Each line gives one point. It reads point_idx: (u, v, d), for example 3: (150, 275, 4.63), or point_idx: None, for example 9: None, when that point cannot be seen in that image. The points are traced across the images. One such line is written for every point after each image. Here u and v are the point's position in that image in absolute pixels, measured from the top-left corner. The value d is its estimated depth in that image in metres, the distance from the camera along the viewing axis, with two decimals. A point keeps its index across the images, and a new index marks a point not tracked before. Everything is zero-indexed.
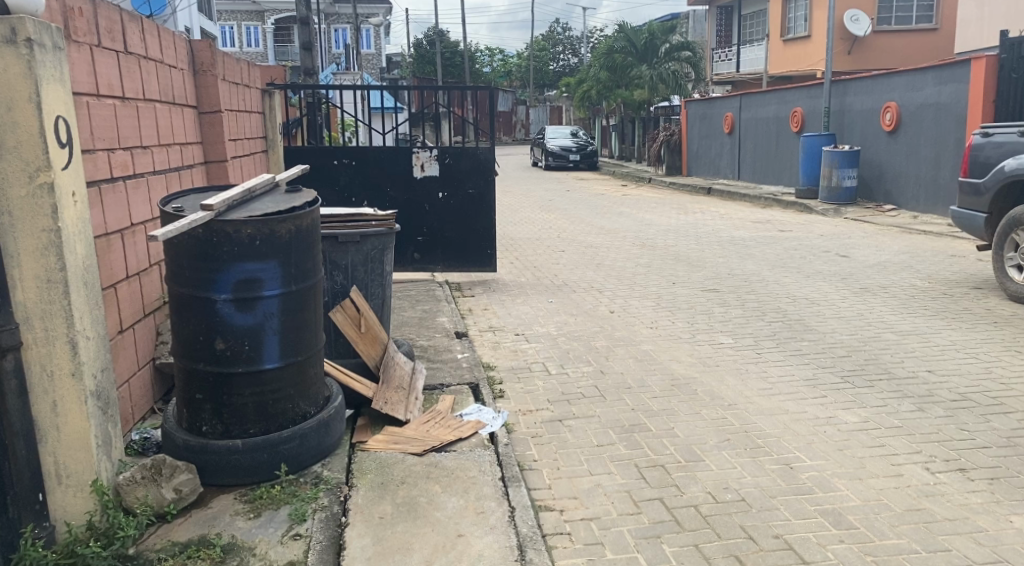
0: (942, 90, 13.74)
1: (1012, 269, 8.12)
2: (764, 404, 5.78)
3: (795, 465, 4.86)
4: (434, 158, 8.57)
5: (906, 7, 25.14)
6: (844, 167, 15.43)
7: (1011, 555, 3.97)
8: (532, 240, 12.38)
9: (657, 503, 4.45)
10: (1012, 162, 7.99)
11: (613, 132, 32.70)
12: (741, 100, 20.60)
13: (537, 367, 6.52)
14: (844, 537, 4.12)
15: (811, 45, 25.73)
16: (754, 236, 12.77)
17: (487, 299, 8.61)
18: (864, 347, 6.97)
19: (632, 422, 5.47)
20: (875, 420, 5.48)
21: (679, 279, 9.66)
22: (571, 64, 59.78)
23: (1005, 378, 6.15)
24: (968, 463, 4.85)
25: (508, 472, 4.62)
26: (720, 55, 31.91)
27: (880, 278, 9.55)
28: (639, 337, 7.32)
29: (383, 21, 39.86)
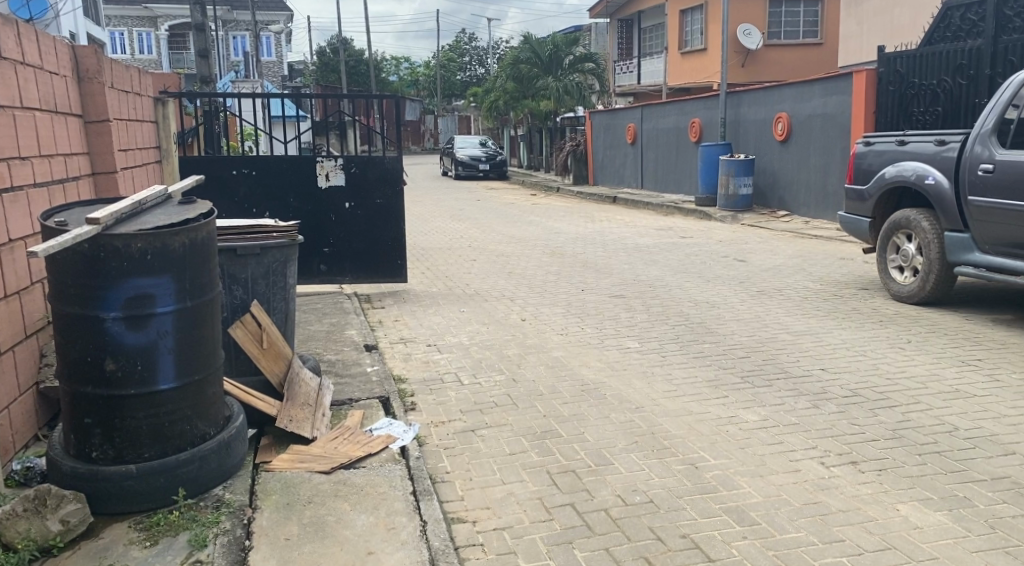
0: (828, 102, 14.25)
1: (895, 270, 8.46)
2: (671, 406, 5.88)
3: (699, 465, 4.95)
4: (340, 168, 8.48)
5: (794, 22, 26.06)
6: (741, 175, 15.89)
7: (899, 542, 4.11)
8: (442, 250, 12.36)
9: (568, 508, 4.47)
10: (891, 170, 8.32)
11: (521, 142, 32.99)
12: (643, 111, 20.98)
13: (448, 377, 6.49)
14: (747, 533, 4.21)
15: (708, 57, 26.40)
16: (656, 243, 13.01)
17: (397, 310, 8.54)
18: (762, 348, 7.17)
19: (544, 429, 5.49)
20: (775, 418, 5.62)
21: (588, 286, 9.76)
22: (478, 74, 60.12)
23: (891, 373, 6.41)
24: (859, 456, 5.02)
25: (420, 485, 4.57)
26: (622, 67, 32.49)
27: (779, 281, 9.85)
28: (551, 344, 7.36)
29: (282, 29, 39.33)
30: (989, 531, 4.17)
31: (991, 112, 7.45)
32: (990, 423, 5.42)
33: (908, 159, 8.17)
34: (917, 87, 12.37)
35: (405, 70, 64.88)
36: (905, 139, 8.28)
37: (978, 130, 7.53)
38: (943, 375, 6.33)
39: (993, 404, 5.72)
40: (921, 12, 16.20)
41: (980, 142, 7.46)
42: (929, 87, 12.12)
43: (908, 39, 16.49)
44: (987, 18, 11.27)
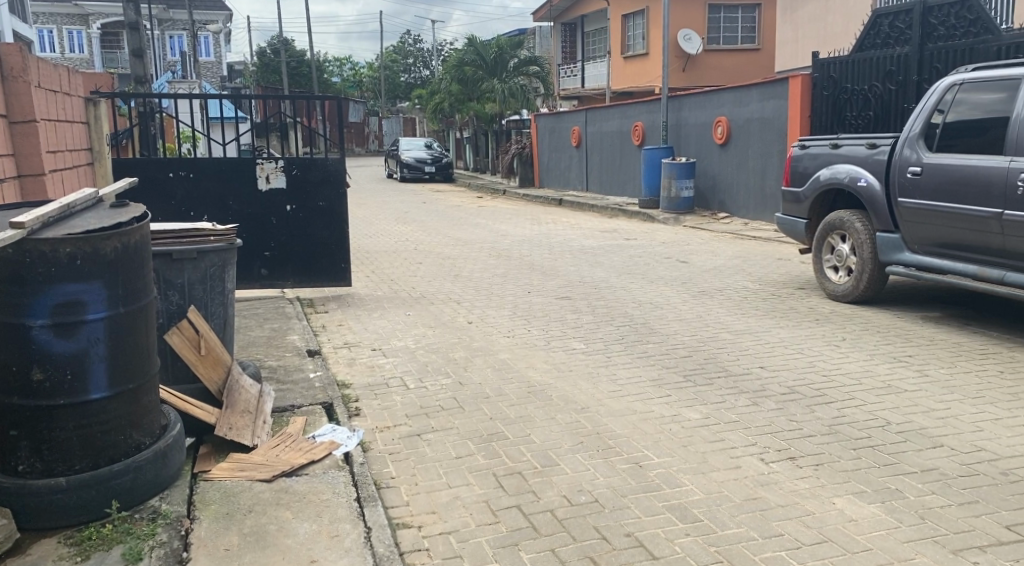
0: (765, 106, 14.48)
1: (830, 270, 8.65)
2: (615, 406, 5.94)
3: (643, 464, 5.01)
4: (281, 169, 8.40)
5: (732, 28, 26.48)
6: (683, 177, 16.11)
7: (835, 535, 4.20)
8: (387, 253, 12.30)
9: (514, 510, 4.49)
10: (825, 172, 8.50)
11: (467, 145, 32.98)
12: (587, 114, 21.13)
13: (393, 382, 6.46)
14: (690, 530, 4.27)
15: (650, 62, 26.70)
16: (600, 245, 13.12)
17: (341, 314, 8.48)
18: (703, 347, 7.27)
19: (490, 431, 5.51)
20: (715, 416, 5.72)
21: (534, 288, 9.80)
22: (423, 76, 60.00)
23: (827, 370, 6.56)
24: (797, 451, 5.13)
25: (364, 491, 4.56)
26: (566, 70, 32.66)
27: (720, 281, 10.00)
28: (497, 346, 7.38)
29: (220, 30, 38.85)
30: (919, 521, 4.29)
31: (918, 117, 7.66)
32: (920, 417, 5.57)
33: (841, 162, 8.36)
34: (850, 92, 12.73)
35: (349, 72, 64.50)
36: (838, 142, 8.47)
37: (906, 134, 7.74)
38: (876, 371, 6.49)
39: (924, 399, 5.89)
40: (852, 20, 16.52)
41: (908, 145, 7.67)
42: (860, 92, 12.53)
43: (841, 45, 16.80)
44: (912, 27, 11.84)
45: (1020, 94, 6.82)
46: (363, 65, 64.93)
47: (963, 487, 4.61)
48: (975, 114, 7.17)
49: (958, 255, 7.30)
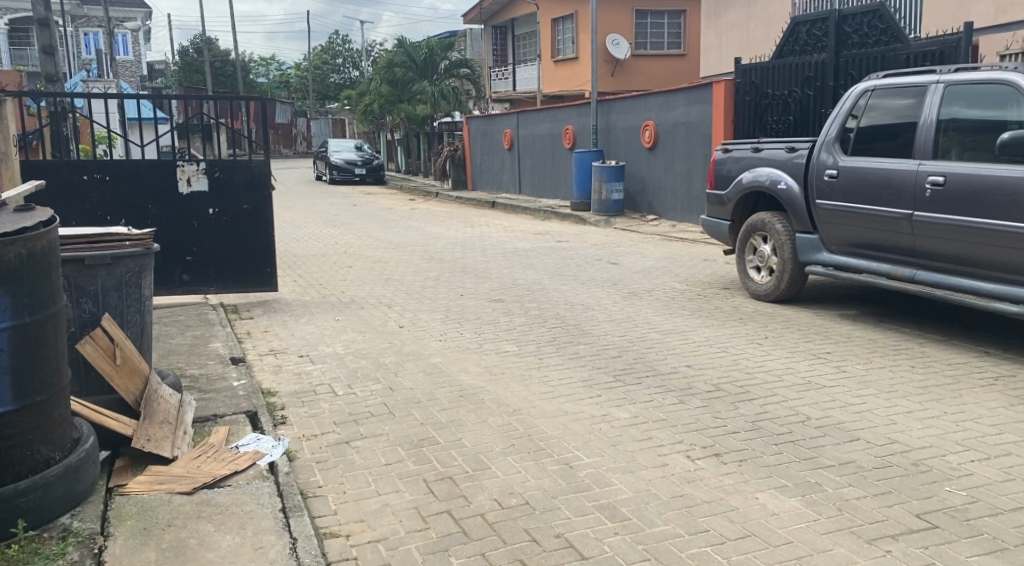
0: (691, 111, 14.69)
1: (753, 270, 8.82)
2: (546, 407, 5.96)
3: (574, 464, 5.04)
4: (203, 171, 8.24)
5: (659, 33, 26.83)
6: (613, 181, 16.29)
7: (758, 529, 4.28)
8: (316, 257, 12.15)
9: (445, 515, 4.47)
10: (747, 175, 8.65)
11: (398, 147, 32.79)
12: (518, 117, 21.20)
13: (321, 389, 6.37)
14: (619, 529, 4.31)
15: (579, 66, 26.92)
16: (533, 247, 13.15)
17: (267, 321, 8.34)
18: (633, 347, 7.35)
19: (421, 437, 5.47)
20: (644, 414, 5.78)
21: (466, 290, 9.78)
22: (352, 77, 59.50)
23: (750, 367, 6.69)
24: (721, 448, 5.21)
25: (290, 502, 4.49)
26: (498, 73, 32.71)
27: (648, 282, 10.11)
28: (428, 350, 7.35)
29: (139, 28, 37.95)
30: (837, 513, 4.40)
31: (834, 121, 7.86)
32: (838, 412, 5.71)
33: (763, 165, 8.52)
34: (771, 97, 13.03)
35: (276, 73, 63.58)
36: (760, 146, 8.64)
37: (824, 138, 7.93)
38: (797, 368, 6.64)
39: (841, 394, 6.04)
40: (772, 27, 16.89)
41: (825, 149, 7.86)
42: (780, 97, 12.82)
43: (762, 51, 17.17)
44: (828, 34, 12.17)
45: (926, 100, 7.04)
46: (292, 66, 64.12)
47: (878, 479, 4.74)
48: (887, 119, 7.38)
49: (873, 256, 7.51)
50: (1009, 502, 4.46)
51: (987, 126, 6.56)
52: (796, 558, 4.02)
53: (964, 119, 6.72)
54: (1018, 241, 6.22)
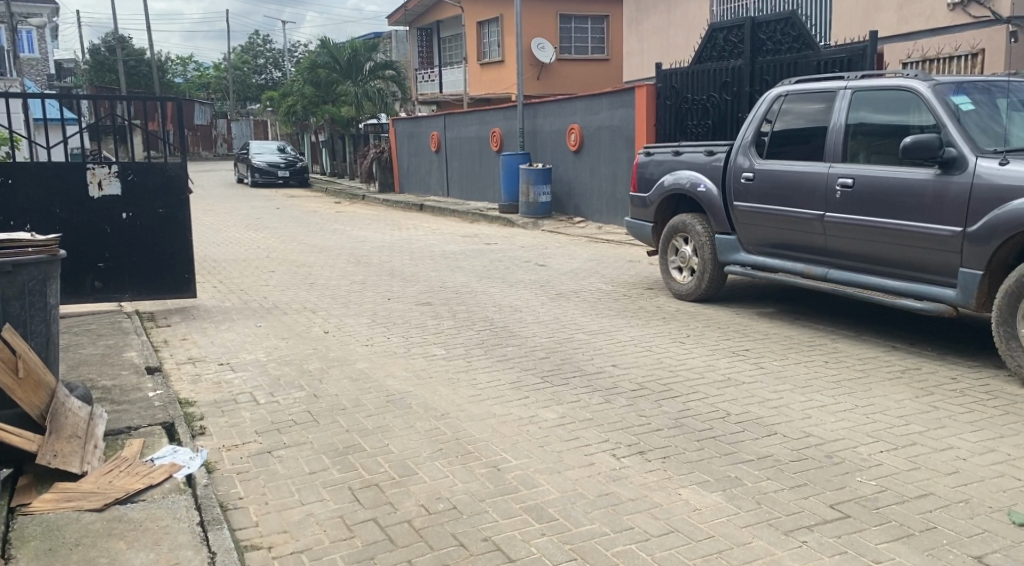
0: (614, 114, 14.81)
1: (675, 271, 8.93)
2: (475, 410, 5.92)
3: (502, 466, 5.01)
4: (115, 175, 7.99)
5: (583, 38, 27.09)
6: (541, 184, 16.32)
7: (681, 524, 4.31)
8: (238, 262, 11.88)
9: (370, 523, 4.40)
10: (669, 178, 8.75)
11: (323, 149, 32.37)
12: (445, 119, 21.15)
13: (242, 398, 6.22)
14: (546, 530, 4.29)
15: (506, 69, 26.98)
16: (462, 250, 13.09)
17: (185, 328, 8.12)
18: (561, 348, 7.36)
19: (346, 444, 5.38)
20: (571, 415, 5.78)
21: (393, 294, 9.68)
22: (275, 79, 58.60)
23: (673, 366, 6.76)
24: (646, 445, 5.24)
25: (208, 515, 4.37)
26: (424, 76, 32.55)
27: (574, 284, 10.16)
28: (354, 356, 7.25)
29: (45, 23, 36.63)
30: (756, 506, 4.46)
31: (750, 126, 8.01)
32: (756, 407, 5.80)
33: (683, 168, 8.63)
34: (690, 102, 13.23)
35: (196, 73, 62.18)
36: (680, 149, 8.75)
37: (741, 141, 8.07)
38: (718, 365, 6.73)
39: (759, 389, 6.14)
40: (692, 33, 17.16)
41: (742, 152, 8.00)
42: (700, 102, 13.05)
43: (682, 56, 17.44)
44: (744, 41, 12.41)
45: (836, 105, 7.22)
46: (212, 65, 62.73)
47: (795, 471, 4.83)
48: (800, 123, 7.53)
49: (788, 255, 7.65)
50: (915, 490, 4.58)
51: (892, 130, 6.76)
52: (717, 552, 4.06)
53: (871, 124, 6.92)
54: (923, 239, 6.40)
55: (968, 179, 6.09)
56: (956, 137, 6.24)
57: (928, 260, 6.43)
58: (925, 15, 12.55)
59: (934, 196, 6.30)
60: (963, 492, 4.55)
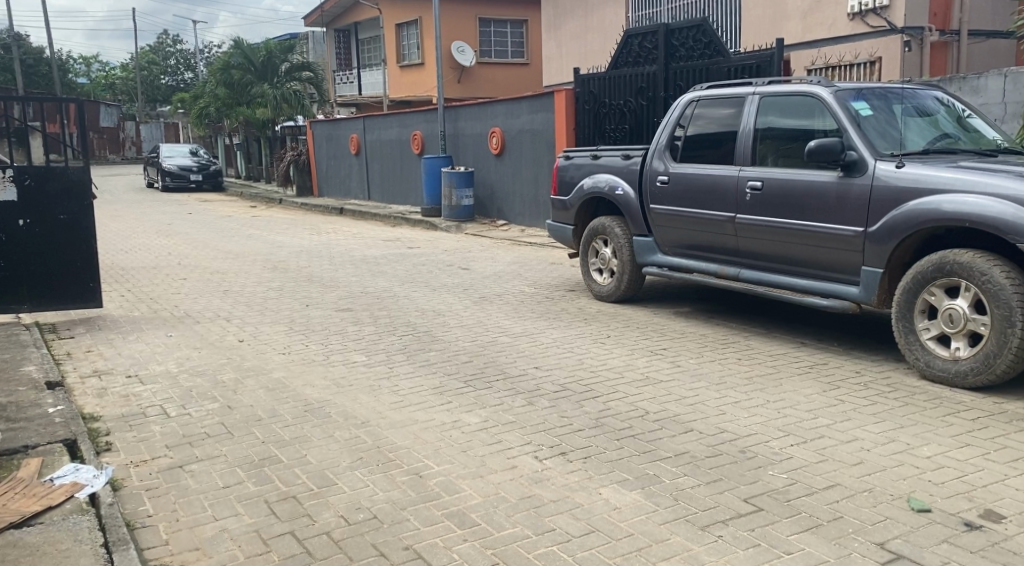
0: (535, 118, 14.84)
1: (596, 273, 8.96)
2: (395, 417, 5.82)
3: (423, 473, 4.93)
4: (10, 180, 7.65)
5: (502, 42, 27.14)
6: (462, 186, 16.28)
7: (601, 524, 4.29)
8: (146, 270, 11.50)
9: (287, 537, 4.27)
10: (588, 181, 8.77)
11: (238, 152, 31.69)
12: (364, 122, 20.92)
13: (151, 411, 5.99)
14: (467, 536, 4.23)
15: (425, 72, 26.83)
16: (383, 255, 12.93)
17: (90, 340, 7.80)
18: (483, 352, 7.30)
19: (262, 456, 5.23)
20: (493, 418, 5.73)
21: (312, 301, 9.49)
22: (187, 80, 57.21)
23: (594, 366, 6.76)
24: (567, 446, 5.22)
25: (113, 535, 4.20)
26: (342, 77, 32.16)
27: (496, 287, 10.12)
28: (270, 365, 7.06)
29: None
30: (673, 503, 4.47)
31: (664, 131, 8.08)
32: (674, 405, 5.84)
33: (602, 172, 8.67)
34: (609, 106, 13.37)
35: (103, 74, 60.25)
36: (598, 154, 8.79)
37: (656, 146, 8.13)
38: (638, 365, 6.76)
39: (678, 388, 6.18)
40: (608, 39, 17.30)
41: (657, 157, 8.06)
42: (617, 106, 13.22)
43: (599, 62, 17.58)
44: (658, 47, 12.56)
45: (745, 110, 7.35)
46: (119, 66, 60.79)
47: (710, 467, 4.86)
48: (712, 127, 7.63)
49: (702, 256, 7.74)
50: (824, 481, 4.65)
51: (798, 135, 6.90)
52: (638, 549, 4.05)
53: (779, 128, 7.05)
54: (828, 239, 6.53)
55: (868, 182, 6.25)
56: (857, 141, 6.41)
57: (834, 261, 6.57)
58: (827, 24, 12.88)
59: (838, 198, 6.43)
60: (867, 481, 4.64)
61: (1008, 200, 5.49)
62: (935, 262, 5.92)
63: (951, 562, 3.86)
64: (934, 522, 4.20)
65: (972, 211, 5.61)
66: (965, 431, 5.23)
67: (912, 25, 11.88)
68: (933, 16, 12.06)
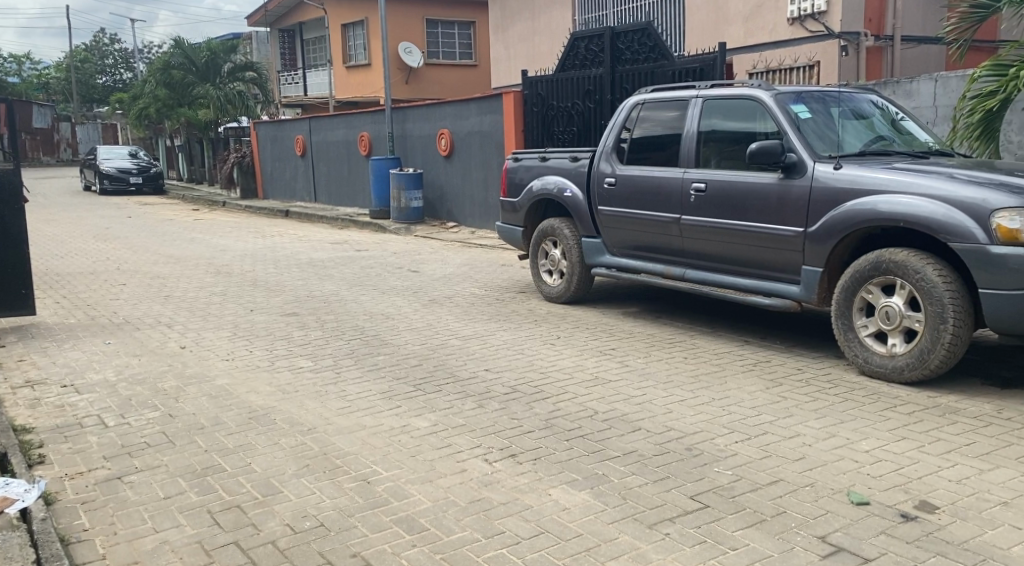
0: (483, 120, 14.80)
1: (545, 274, 8.94)
2: (343, 423, 5.73)
3: (372, 479, 4.85)
4: None
5: (450, 44, 27.10)
6: (411, 188, 16.18)
7: (551, 525, 4.26)
8: (82, 275, 11.21)
9: (231, 547, 4.17)
10: (537, 183, 8.75)
11: (180, 153, 31.16)
12: (310, 123, 20.68)
13: (88, 422, 5.82)
14: (416, 541, 4.16)
15: (372, 73, 26.65)
16: (330, 258, 12.78)
17: (23, 349, 7.57)
18: (433, 355, 7.24)
19: (205, 465, 5.10)
20: (443, 422, 5.67)
21: (256, 305, 9.33)
22: (125, 79, 56.12)
23: (544, 367, 6.74)
24: (517, 448, 5.18)
25: (46, 551, 4.06)
26: (286, 77, 31.82)
27: (445, 289, 10.06)
28: (213, 372, 6.90)
29: None
30: (622, 502, 4.45)
31: (610, 133, 8.09)
32: (622, 405, 5.83)
33: (551, 174, 8.65)
34: (556, 109, 13.39)
35: (37, 74, 58.78)
36: (547, 156, 8.77)
37: (602, 149, 8.14)
38: (587, 365, 6.75)
39: (627, 388, 6.17)
40: (555, 42, 17.34)
41: (604, 159, 8.07)
42: (565, 109, 13.24)
43: (546, 64, 17.61)
44: (604, 50, 12.60)
45: (689, 113, 7.39)
46: (52, 66, 59.31)
47: (658, 466, 4.86)
48: (656, 130, 7.66)
49: (648, 256, 7.76)
50: (768, 477, 4.68)
51: (740, 137, 6.96)
52: (586, 550, 4.02)
53: (722, 131, 7.10)
54: (769, 239, 6.59)
55: (807, 183, 6.32)
56: (797, 144, 6.49)
57: (776, 261, 6.63)
58: (768, 29, 13.05)
59: (779, 199, 6.49)
60: (810, 476, 4.67)
61: (940, 201, 5.59)
62: (871, 261, 6.00)
63: (890, 553, 3.90)
64: (873, 514, 4.24)
65: (906, 212, 5.70)
66: (901, 425, 5.30)
67: (848, 31, 12.08)
68: (869, 22, 12.25)
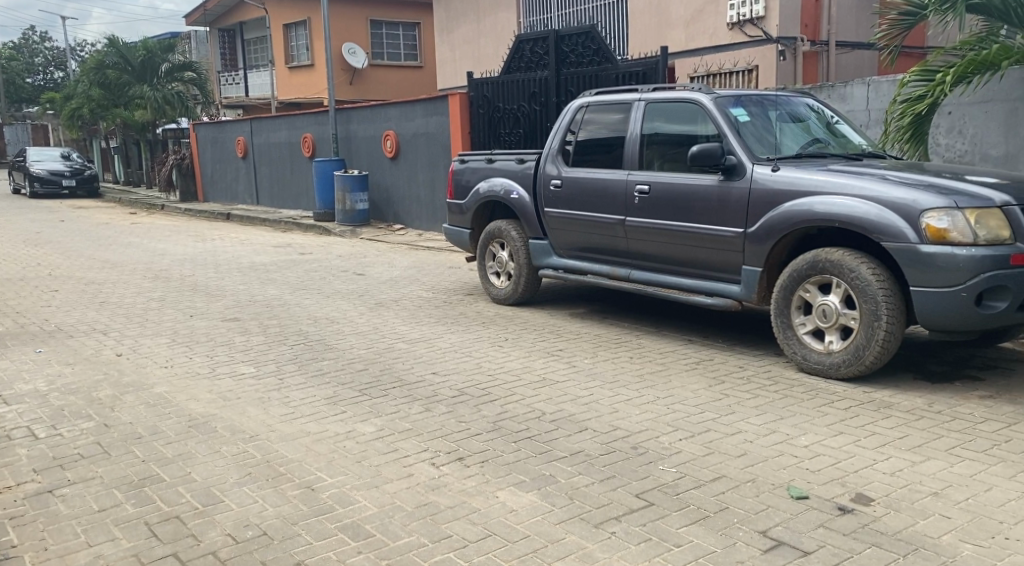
0: (429, 121, 14.72)
1: (493, 276, 8.91)
2: (286, 430, 5.63)
3: (316, 486, 4.76)
4: None
5: (394, 45, 26.96)
6: (357, 190, 16.00)
7: (498, 527, 4.22)
8: (10, 282, 10.88)
9: (169, 559, 4.06)
10: (484, 185, 8.70)
11: (116, 155, 30.49)
12: (252, 125, 20.36)
13: (17, 434, 5.64)
14: (362, 548, 4.09)
15: (315, 74, 26.37)
16: (273, 261, 12.60)
17: None
18: (378, 359, 7.15)
19: (142, 476, 4.97)
20: (389, 427, 5.60)
21: (195, 311, 9.14)
22: (58, 79, 54.84)
23: (491, 370, 6.70)
24: (464, 451, 5.13)
25: None
26: (227, 78, 31.35)
27: (391, 292, 9.97)
28: (151, 380, 6.73)
29: None
30: (568, 502, 4.43)
31: (555, 136, 8.09)
32: (569, 405, 5.82)
33: (497, 175, 8.61)
34: (502, 111, 13.37)
35: None
36: (493, 158, 8.71)
37: (548, 151, 8.14)
38: (534, 367, 6.72)
39: (573, 388, 6.16)
40: (500, 43, 17.34)
41: (550, 161, 8.06)
42: (511, 111, 13.22)
43: (491, 67, 17.60)
44: (548, 53, 12.63)
45: (632, 116, 7.41)
46: None
47: (604, 465, 4.85)
48: (600, 132, 7.68)
49: (593, 257, 7.78)
50: (711, 474, 4.70)
51: (682, 140, 7.00)
52: (532, 552, 3.99)
53: (664, 134, 7.14)
54: (710, 240, 6.64)
55: (747, 184, 6.38)
56: (736, 146, 6.54)
57: (716, 261, 6.67)
58: (708, 33, 13.19)
59: (719, 200, 6.54)
60: (752, 472, 4.70)
61: (874, 201, 5.68)
62: (809, 261, 6.07)
63: (829, 546, 3.93)
64: (812, 508, 4.28)
65: (842, 212, 5.77)
66: (839, 420, 5.37)
67: (785, 35, 12.26)
68: (804, 27, 12.46)
